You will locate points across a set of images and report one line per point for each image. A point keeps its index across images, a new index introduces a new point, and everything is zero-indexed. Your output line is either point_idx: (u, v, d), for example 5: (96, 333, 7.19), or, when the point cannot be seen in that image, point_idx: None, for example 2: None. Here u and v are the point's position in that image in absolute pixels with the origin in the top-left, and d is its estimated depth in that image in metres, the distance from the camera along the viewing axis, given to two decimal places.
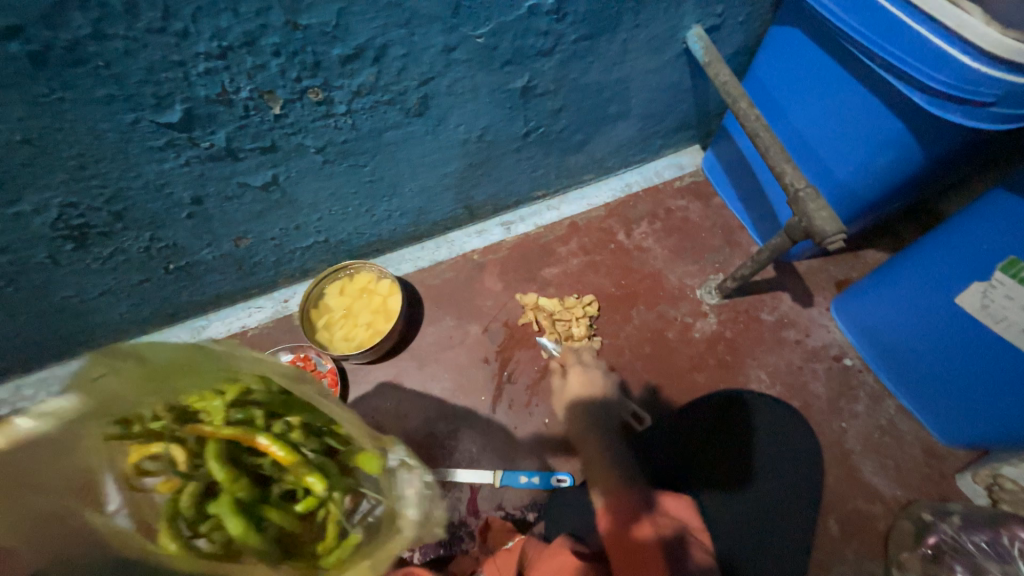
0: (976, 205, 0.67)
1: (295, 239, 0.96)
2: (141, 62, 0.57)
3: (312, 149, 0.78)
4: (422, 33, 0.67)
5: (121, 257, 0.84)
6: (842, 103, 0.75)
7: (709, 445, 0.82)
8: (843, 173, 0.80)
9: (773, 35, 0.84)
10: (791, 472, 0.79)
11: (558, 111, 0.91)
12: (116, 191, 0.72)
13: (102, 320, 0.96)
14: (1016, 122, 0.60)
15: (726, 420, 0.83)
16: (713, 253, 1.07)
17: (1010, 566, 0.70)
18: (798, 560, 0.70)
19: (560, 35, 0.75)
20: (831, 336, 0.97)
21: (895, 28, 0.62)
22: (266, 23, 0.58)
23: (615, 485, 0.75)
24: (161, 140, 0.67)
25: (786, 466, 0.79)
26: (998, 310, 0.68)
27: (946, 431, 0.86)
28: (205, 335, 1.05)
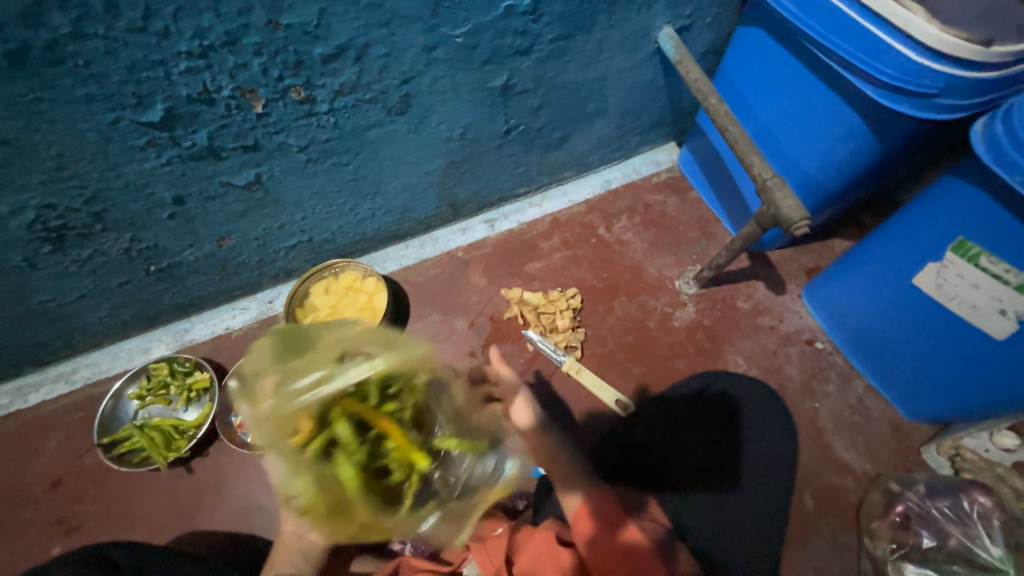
0: (928, 192, 0.71)
1: (279, 238, 0.96)
2: (121, 62, 0.58)
3: (295, 148, 0.78)
4: (402, 33, 0.69)
5: (100, 259, 0.83)
6: (804, 98, 0.79)
7: (691, 443, 0.84)
8: (807, 164, 0.85)
9: (739, 35, 0.88)
10: (769, 462, 0.82)
11: (537, 109, 0.93)
12: (95, 192, 0.71)
13: (81, 325, 0.94)
14: (959, 112, 0.65)
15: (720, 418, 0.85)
16: (690, 245, 1.11)
17: (971, 529, 0.76)
18: (772, 549, 0.75)
19: (536, 35, 0.78)
20: (803, 321, 1.02)
21: (847, 26, 0.66)
22: (248, 22, 0.59)
23: (589, 487, 0.70)
24: (141, 139, 0.67)
25: (768, 456, 0.83)
26: (951, 289, 0.72)
27: (910, 407, 0.91)
28: (188, 338, 1.04)
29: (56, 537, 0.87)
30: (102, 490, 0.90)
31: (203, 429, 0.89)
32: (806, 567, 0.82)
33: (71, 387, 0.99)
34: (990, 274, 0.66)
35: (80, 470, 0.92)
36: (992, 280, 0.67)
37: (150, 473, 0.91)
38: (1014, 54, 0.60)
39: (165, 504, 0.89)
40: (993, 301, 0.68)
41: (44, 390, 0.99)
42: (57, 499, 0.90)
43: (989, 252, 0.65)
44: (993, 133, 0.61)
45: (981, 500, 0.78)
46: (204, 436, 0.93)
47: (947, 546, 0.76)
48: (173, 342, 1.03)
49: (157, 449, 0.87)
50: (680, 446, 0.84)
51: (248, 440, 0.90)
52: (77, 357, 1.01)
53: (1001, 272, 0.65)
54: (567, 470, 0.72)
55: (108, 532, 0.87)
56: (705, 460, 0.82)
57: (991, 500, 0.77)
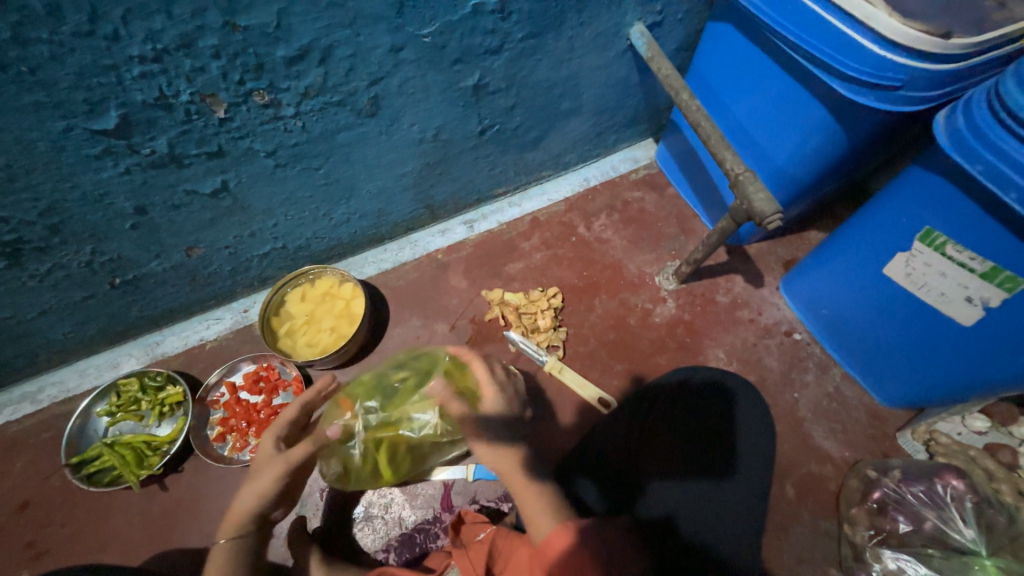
0: (897, 181, 0.72)
1: (251, 246, 0.94)
2: (70, 67, 0.55)
3: (262, 153, 0.76)
4: (367, 33, 0.67)
5: (61, 273, 0.79)
6: (773, 93, 0.80)
7: (673, 439, 0.79)
8: (780, 158, 0.85)
9: (709, 31, 0.89)
10: (760, 453, 0.78)
11: (511, 109, 0.92)
12: (51, 204, 0.69)
13: (45, 342, 0.91)
14: (922, 105, 0.66)
15: (709, 408, 0.82)
16: (669, 241, 1.12)
17: (944, 512, 0.77)
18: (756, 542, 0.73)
19: (506, 33, 0.77)
20: (781, 313, 1.03)
21: (812, 21, 0.67)
22: (203, 24, 0.57)
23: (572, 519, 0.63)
24: (96, 148, 0.64)
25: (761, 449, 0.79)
26: (919, 277, 0.74)
27: (884, 394, 0.92)
28: (160, 351, 1.01)
29: (23, 563, 0.84)
30: (72, 512, 0.87)
31: (176, 445, 0.86)
32: (788, 556, 0.82)
33: (37, 406, 0.95)
34: (956, 262, 0.67)
35: (49, 491, 0.89)
36: (957, 268, 0.68)
37: (123, 492, 0.88)
38: (971, 47, 0.61)
39: (139, 522, 0.87)
40: (959, 289, 0.69)
41: (9, 411, 0.95)
42: (23, 525, 0.86)
43: (953, 240, 0.67)
44: (954, 124, 0.62)
45: (954, 483, 0.78)
46: (179, 452, 0.90)
47: (923, 530, 0.77)
48: (144, 356, 1.00)
49: (129, 468, 0.85)
50: (666, 444, 0.79)
51: (226, 454, 0.88)
52: (43, 375, 0.98)
53: (966, 260, 0.66)
54: (542, 501, 0.64)
55: (79, 555, 0.84)
56: (692, 460, 0.77)
57: (963, 483, 0.78)
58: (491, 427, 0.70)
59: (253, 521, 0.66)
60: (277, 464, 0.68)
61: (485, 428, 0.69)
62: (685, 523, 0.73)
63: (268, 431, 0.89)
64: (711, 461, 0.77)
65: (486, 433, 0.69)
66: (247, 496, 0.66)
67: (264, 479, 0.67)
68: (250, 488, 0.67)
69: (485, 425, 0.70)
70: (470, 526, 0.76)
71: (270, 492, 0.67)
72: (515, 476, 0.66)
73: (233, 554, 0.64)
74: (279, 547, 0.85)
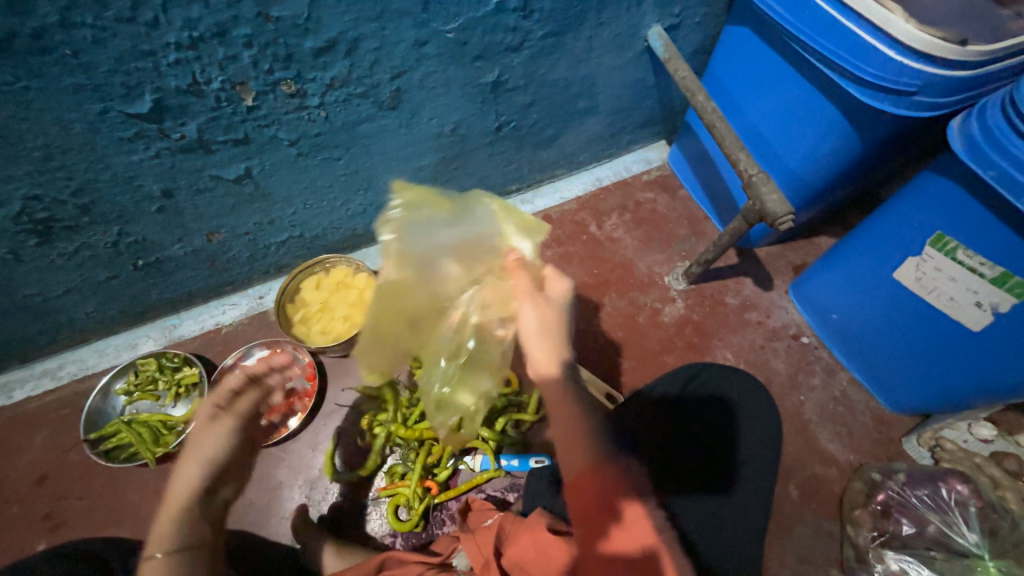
0: (908, 186, 0.73)
1: (269, 233, 0.96)
2: (110, 52, 0.58)
3: (285, 142, 0.78)
4: (393, 27, 0.69)
5: (87, 252, 0.82)
6: (790, 94, 0.81)
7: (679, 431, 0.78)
8: (793, 161, 0.86)
9: (726, 34, 0.90)
10: (768, 449, 0.76)
11: (528, 106, 0.94)
12: (82, 184, 0.71)
13: (67, 321, 0.93)
14: (938, 111, 0.67)
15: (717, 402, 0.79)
16: (680, 243, 1.13)
17: (949, 516, 0.77)
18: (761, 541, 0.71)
19: (527, 32, 0.79)
20: (790, 317, 1.03)
21: (830, 26, 0.68)
22: (238, 14, 0.60)
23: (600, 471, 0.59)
24: (129, 131, 0.67)
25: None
26: (929, 282, 0.74)
27: (892, 399, 0.93)
28: (177, 334, 1.03)
29: (41, 533, 0.86)
30: (89, 487, 0.89)
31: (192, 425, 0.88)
32: (790, 556, 0.83)
33: (57, 383, 0.98)
34: (967, 267, 0.68)
35: (67, 466, 0.91)
36: (968, 273, 0.68)
37: (138, 469, 0.91)
38: (987, 55, 0.62)
39: (153, 500, 0.88)
40: (969, 293, 0.70)
41: (30, 386, 0.97)
42: (41, 497, 0.89)
43: (965, 245, 0.67)
44: (968, 130, 0.63)
45: (958, 488, 0.79)
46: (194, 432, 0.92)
47: (926, 533, 0.77)
48: (162, 338, 1.02)
49: (146, 445, 0.86)
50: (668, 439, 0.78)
51: None
52: (64, 353, 1.00)
53: (977, 265, 0.67)
54: (580, 445, 0.58)
55: (94, 528, 0.86)
56: (699, 457, 0.75)
57: (968, 487, 0.79)
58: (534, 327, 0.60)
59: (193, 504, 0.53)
60: (222, 422, 0.57)
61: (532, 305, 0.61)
62: (683, 518, 0.71)
63: (280, 414, 0.91)
64: (716, 460, 0.75)
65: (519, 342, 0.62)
66: (193, 469, 0.54)
67: (209, 451, 0.55)
68: (191, 465, 0.54)
69: (533, 309, 0.60)
70: (478, 513, 0.77)
71: (215, 463, 0.55)
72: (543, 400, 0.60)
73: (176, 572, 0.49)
74: (285, 529, 0.86)
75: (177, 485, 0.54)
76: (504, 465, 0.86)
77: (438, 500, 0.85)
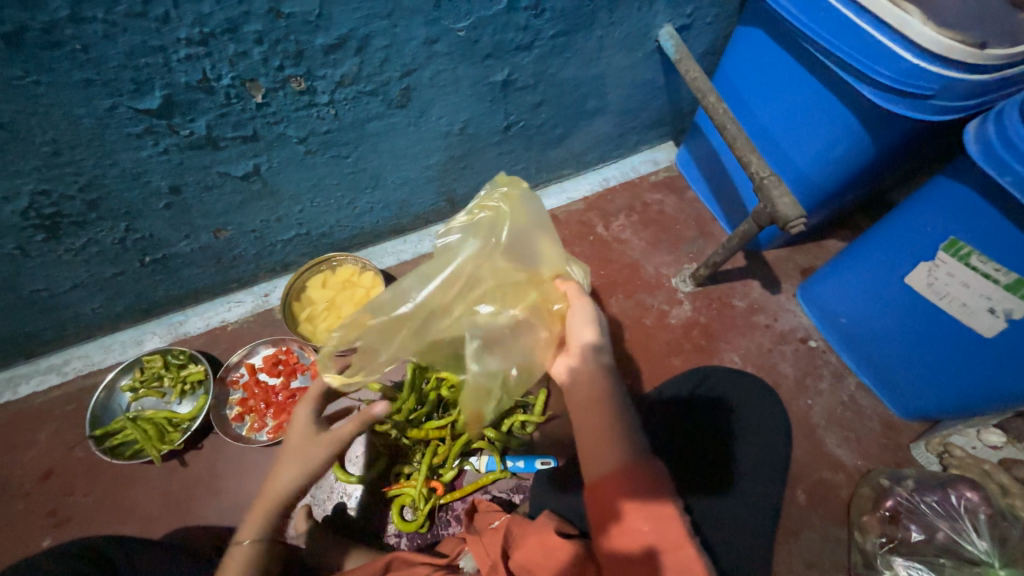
0: (921, 191, 0.72)
1: (276, 231, 0.95)
2: (120, 47, 0.57)
3: (294, 139, 0.78)
4: (404, 25, 0.69)
5: (94, 248, 0.81)
6: (802, 96, 0.80)
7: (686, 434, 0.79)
8: (804, 164, 0.85)
9: (738, 35, 0.89)
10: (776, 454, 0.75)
11: (537, 105, 0.93)
12: (91, 179, 0.70)
13: (73, 317, 0.93)
14: (954, 114, 0.66)
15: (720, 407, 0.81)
16: (687, 244, 1.12)
17: (958, 523, 0.77)
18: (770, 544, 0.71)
19: (538, 30, 0.78)
20: (798, 320, 1.03)
21: (846, 27, 0.67)
22: (249, 10, 0.59)
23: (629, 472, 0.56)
24: (138, 127, 0.66)
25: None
26: (941, 287, 0.74)
27: (901, 405, 0.92)
28: (182, 331, 1.03)
29: (46, 529, 0.86)
30: (94, 483, 0.89)
31: (197, 422, 0.88)
32: (797, 561, 0.82)
33: (62, 378, 0.98)
34: (981, 273, 0.67)
35: (72, 462, 0.91)
36: (982, 279, 0.68)
37: (143, 466, 0.90)
38: (1006, 58, 0.62)
39: (158, 497, 0.88)
40: (982, 299, 0.69)
41: (35, 381, 0.97)
42: (46, 493, 0.88)
43: (979, 251, 0.67)
44: (985, 135, 0.62)
45: (968, 494, 0.78)
46: (199, 429, 0.92)
47: (935, 540, 0.77)
48: (167, 335, 1.02)
49: (151, 442, 0.86)
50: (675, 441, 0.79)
51: (244, 434, 0.90)
52: (69, 348, 1.00)
53: (991, 272, 0.66)
54: (607, 436, 0.58)
55: (99, 525, 0.86)
56: (707, 458, 0.76)
57: (978, 495, 0.78)
58: (587, 316, 0.67)
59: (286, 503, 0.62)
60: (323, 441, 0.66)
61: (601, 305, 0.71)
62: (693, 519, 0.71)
63: (286, 413, 0.91)
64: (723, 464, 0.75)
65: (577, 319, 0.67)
66: (295, 471, 0.63)
67: (313, 459, 0.64)
68: (293, 466, 0.64)
69: (588, 308, 0.68)
70: (484, 515, 0.77)
71: (316, 467, 0.64)
72: (582, 397, 0.61)
73: (258, 554, 0.59)
74: None
75: (275, 483, 0.63)
76: (510, 466, 0.85)
77: (444, 500, 0.85)
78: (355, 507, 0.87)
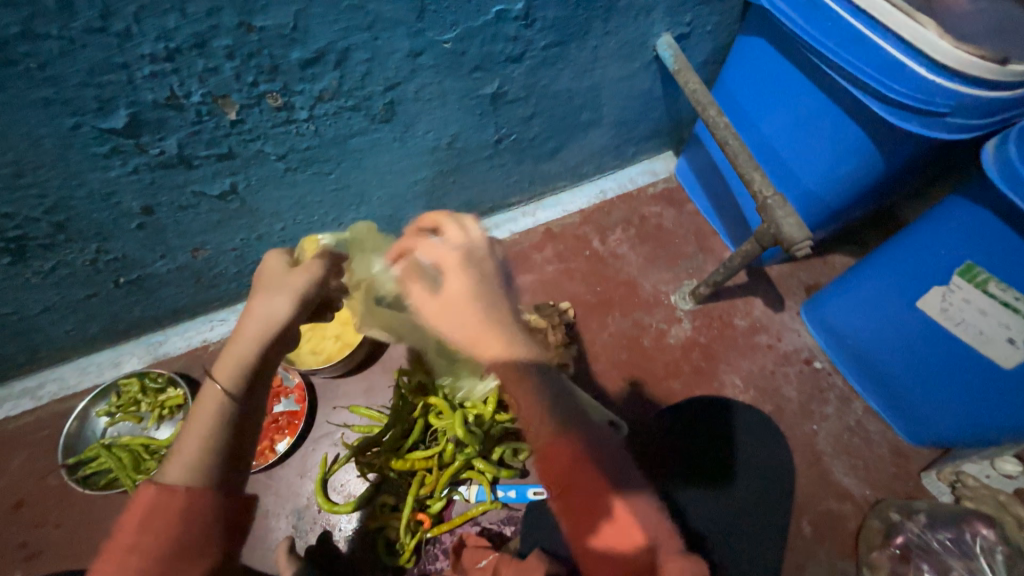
0: (933, 212, 0.69)
1: (258, 249, 0.92)
2: (80, 65, 0.54)
3: (272, 156, 0.74)
4: (386, 37, 0.65)
5: (65, 270, 0.78)
6: (807, 110, 0.76)
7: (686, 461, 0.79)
8: (810, 181, 0.81)
9: (739, 44, 0.85)
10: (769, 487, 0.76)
11: (529, 118, 0.89)
12: (56, 201, 0.67)
13: (46, 339, 0.89)
14: (971, 133, 0.62)
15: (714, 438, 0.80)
16: (686, 260, 1.08)
17: (973, 563, 0.74)
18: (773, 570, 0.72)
19: (529, 41, 0.74)
20: (802, 340, 0.99)
21: (855, 40, 0.63)
22: (218, 24, 0.55)
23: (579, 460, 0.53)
24: (104, 146, 0.63)
25: (763, 482, 0.78)
26: (955, 313, 0.70)
27: (911, 431, 0.88)
28: (162, 352, 0.99)
29: (16, 563, 0.82)
30: (67, 513, 0.86)
31: None
32: None
33: (36, 403, 0.94)
34: (998, 301, 0.63)
35: (44, 491, 0.87)
36: (1000, 307, 0.64)
37: (118, 495, 0.87)
38: None
39: None
40: (1000, 328, 0.65)
41: (8, 405, 0.94)
42: (17, 524, 0.85)
43: (997, 277, 0.63)
44: (1005, 156, 0.58)
45: (984, 532, 0.75)
46: None
47: None
48: (146, 356, 0.98)
49: (125, 471, 0.82)
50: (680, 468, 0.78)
51: None
52: (44, 370, 0.96)
53: (1010, 300, 0.62)
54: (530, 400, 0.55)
55: (71, 558, 0.82)
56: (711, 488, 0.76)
57: (993, 532, 0.75)
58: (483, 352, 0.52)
59: (272, 337, 0.49)
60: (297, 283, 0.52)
61: (450, 270, 0.55)
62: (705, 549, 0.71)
63: (268, 439, 0.88)
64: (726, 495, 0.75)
65: (446, 318, 0.54)
66: (274, 309, 0.50)
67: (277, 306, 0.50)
68: (257, 328, 0.49)
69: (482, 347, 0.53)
70: (473, 552, 0.73)
71: (299, 305, 0.51)
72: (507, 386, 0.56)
73: (224, 416, 0.45)
74: (270, 563, 0.82)
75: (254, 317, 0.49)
76: (501, 496, 0.82)
77: (430, 534, 0.81)
78: (339, 540, 0.83)
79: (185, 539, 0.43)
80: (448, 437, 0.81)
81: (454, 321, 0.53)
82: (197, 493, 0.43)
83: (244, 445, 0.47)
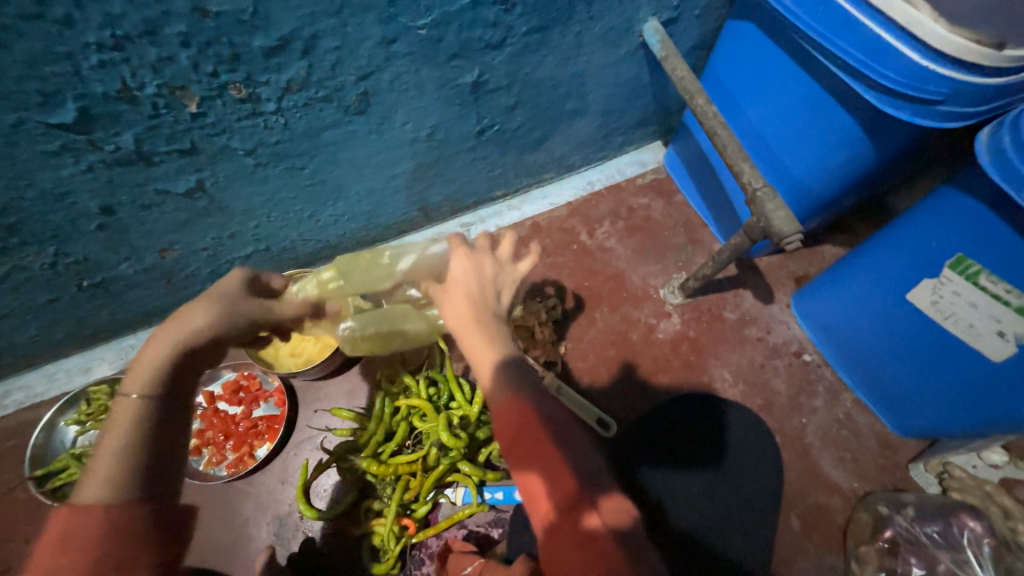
0: (924, 202, 0.67)
1: (231, 248, 0.88)
2: (17, 55, 0.49)
3: (240, 151, 0.70)
4: (355, 23, 0.61)
5: (21, 275, 0.73)
6: (798, 97, 0.73)
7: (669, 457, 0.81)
8: (800, 171, 0.79)
9: (728, 28, 0.82)
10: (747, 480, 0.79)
11: (512, 108, 0.86)
12: (5, 203, 0.63)
13: (8, 346, 0.85)
14: (965, 121, 0.60)
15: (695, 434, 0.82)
16: (675, 252, 1.06)
17: (961, 555, 0.73)
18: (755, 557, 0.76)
19: (509, 27, 0.71)
20: (791, 333, 0.98)
21: (847, 25, 0.60)
22: (169, 9, 0.51)
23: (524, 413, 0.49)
24: (53, 143, 0.58)
25: None
26: (946, 306, 0.68)
27: (900, 423, 0.88)
28: (135, 356, 0.95)
29: None
30: (38, 526, 0.83)
31: None
32: None
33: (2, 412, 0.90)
34: (990, 294, 0.62)
35: (13, 504, 0.84)
36: (991, 301, 0.63)
37: None
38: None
39: None
40: (990, 322, 0.64)
41: None
42: None
43: (989, 270, 0.61)
44: (999, 144, 0.56)
45: (971, 525, 0.75)
46: None
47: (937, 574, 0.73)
48: (117, 361, 0.94)
49: None
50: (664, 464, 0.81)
51: (202, 470, 0.84)
52: (9, 378, 0.92)
53: (1002, 293, 0.61)
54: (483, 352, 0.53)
55: None
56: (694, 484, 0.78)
57: (981, 525, 0.74)
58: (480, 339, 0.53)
59: (198, 342, 0.50)
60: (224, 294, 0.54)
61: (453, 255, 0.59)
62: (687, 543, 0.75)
63: (247, 445, 0.85)
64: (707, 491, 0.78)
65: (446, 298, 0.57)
66: (199, 315, 0.50)
67: (199, 312, 0.51)
68: (169, 333, 0.49)
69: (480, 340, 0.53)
70: (457, 558, 0.72)
71: (232, 314, 0.53)
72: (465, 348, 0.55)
73: (143, 420, 0.45)
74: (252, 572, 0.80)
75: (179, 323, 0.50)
76: (488, 499, 0.80)
77: (416, 539, 0.79)
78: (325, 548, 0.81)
79: (113, 557, 0.39)
80: (433, 440, 0.79)
81: (452, 301, 0.56)
82: (120, 505, 0.41)
83: (167, 454, 0.46)
